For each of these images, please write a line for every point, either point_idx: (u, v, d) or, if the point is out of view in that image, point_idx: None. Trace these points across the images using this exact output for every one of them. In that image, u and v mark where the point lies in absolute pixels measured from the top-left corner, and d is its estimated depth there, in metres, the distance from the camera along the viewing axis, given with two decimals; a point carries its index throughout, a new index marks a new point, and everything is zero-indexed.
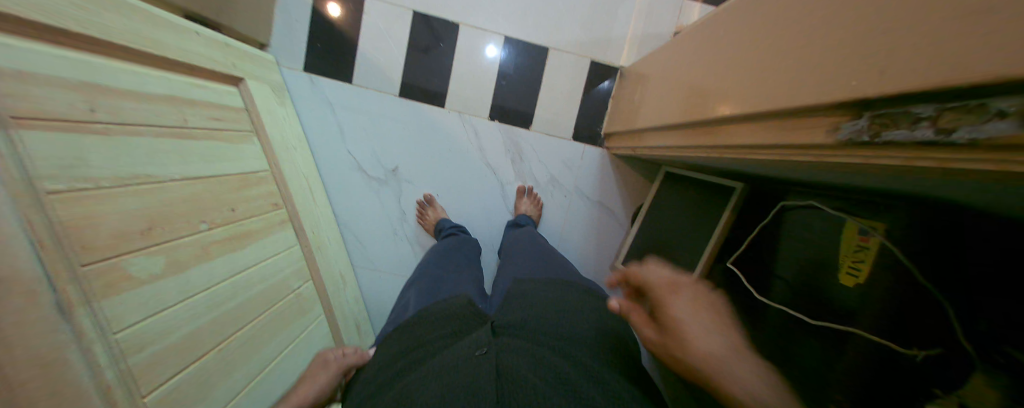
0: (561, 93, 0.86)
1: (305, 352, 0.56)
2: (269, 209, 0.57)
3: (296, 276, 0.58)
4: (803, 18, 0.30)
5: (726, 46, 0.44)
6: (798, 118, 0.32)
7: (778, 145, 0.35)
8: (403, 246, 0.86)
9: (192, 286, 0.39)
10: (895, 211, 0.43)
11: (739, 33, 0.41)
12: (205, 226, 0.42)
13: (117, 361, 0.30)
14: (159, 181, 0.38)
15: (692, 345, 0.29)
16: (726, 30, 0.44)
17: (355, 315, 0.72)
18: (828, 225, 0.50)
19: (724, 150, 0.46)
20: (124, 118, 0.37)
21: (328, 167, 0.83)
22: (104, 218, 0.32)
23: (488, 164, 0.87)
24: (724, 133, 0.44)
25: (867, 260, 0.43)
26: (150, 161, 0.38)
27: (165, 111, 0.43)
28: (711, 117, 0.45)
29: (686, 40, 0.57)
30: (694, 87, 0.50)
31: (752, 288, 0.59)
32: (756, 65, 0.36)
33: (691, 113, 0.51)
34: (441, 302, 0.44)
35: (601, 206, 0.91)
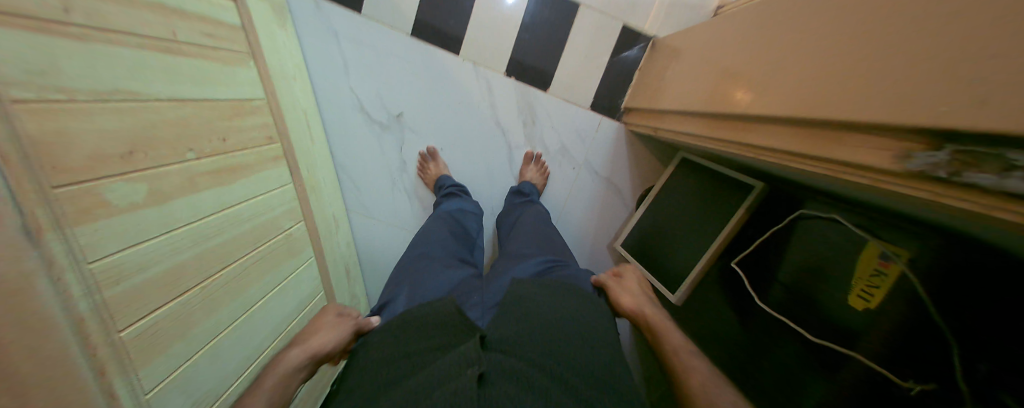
0: (586, 56, 0.78)
1: (295, 290, 0.58)
2: (263, 142, 0.55)
3: (289, 215, 0.58)
4: (908, 9, 0.25)
5: (792, 28, 0.37)
6: (861, 133, 0.29)
7: (830, 159, 0.32)
8: (400, 197, 0.85)
9: (174, 218, 0.37)
10: (925, 241, 0.44)
11: (813, 15, 0.35)
12: (193, 155, 0.40)
13: (90, 293, 0.29)
14: (142, 101, 0.35)
15: (626, 295, 0.52)
16: (798, 4, 0.37)
17: (344, 258, 0.74)
18: (847, 243, 0.51)
19: (762, 151, 0.42)
20: (105, 23, 0.33)
21: (329, 104, 0.79)
22: (84, 137, 0.29)
23: (498, 123, 0.82)
24: (767, 132, 0.40)
25: (882, 286, 0.46)
26: (132, 77, 0.35)
27: (152, 20, 0.38)
28: (755, 112, 0.40)
29: (741, 12, 0.49)
30: (744, 71, 0.44)
31: (754, 292, 0.63)
32: (830, 60, 0.31)
33: (732, 101, 0.45)
34: (425, 306, 0.46)
35: (609, 184, 0.87)
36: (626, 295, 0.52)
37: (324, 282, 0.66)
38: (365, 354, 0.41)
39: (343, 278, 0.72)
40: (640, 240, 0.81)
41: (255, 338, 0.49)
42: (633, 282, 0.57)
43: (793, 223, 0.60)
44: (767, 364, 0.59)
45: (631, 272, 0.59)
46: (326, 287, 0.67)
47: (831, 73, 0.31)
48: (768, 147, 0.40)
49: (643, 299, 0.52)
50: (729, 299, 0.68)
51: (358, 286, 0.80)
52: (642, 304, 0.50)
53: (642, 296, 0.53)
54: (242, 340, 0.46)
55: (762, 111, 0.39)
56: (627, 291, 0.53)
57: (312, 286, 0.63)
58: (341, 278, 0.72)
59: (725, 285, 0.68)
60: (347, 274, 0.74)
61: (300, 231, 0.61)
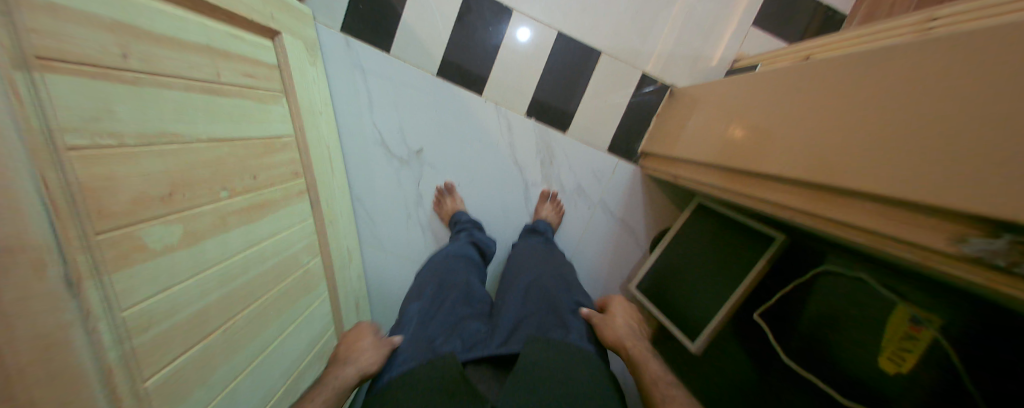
0: (604, 101, 0.80)
1: (307, 332, 0.55)
2: (289, 178, 0.55)
3: (307, 251, 0.57)
4: (955, 93, 0.26)
5: (822, 98, 0.38)
6: (904, 213, 0.29)
7: (869, 229, 0.33)
8: (415, 231, 0.84)
9: (206, 258, 0.36)
10: (958, 307, 0.42)
11: (845, 87, 0.36)
12: (226, 194, 0.40)
13: (121, 341, 0.27)
14: (185, 142, 0.36)
15: (615, 339, 0.48)
16: (822, 76, 0.39)
17: (356, 292, 0.72)
18: (874, 302, 0.49)
19: (795, 212, 0.42)
20: (155, 67, 0.34)
21: (349, 136, 0.80)
22: (128, 179, 0.29)
23: (515, 162, 0.84)
24: (802, 194, 0.40)
25: (914, 350, 0.44)
26: (178, 118, 0.36)
27: (201, 62, 0.40)
28: (788, 173, 0.40)
29: (763, 75, 0.51)
30: (771, 130, 0.45)
31: (780, 348, 0.60)
32: (867, 132, 0.32)
33: (759, 158, 0.46)
34: (428, 366, 0.43)
35: (623, 223, 0.87)
36: (615, 338, 0.49)
37: (334, 320, 0.64)
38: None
39: (353, 314, 0.69)
40: (657, 282, 0.79)
41: (268, 387, 0.45)
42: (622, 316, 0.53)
43: (816, 278, 0.58)
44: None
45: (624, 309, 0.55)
46: (336, 324, 0.64)
47: (869, 146, 0.31)
48: (803, 209, 0.40)
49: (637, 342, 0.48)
50: (751, 355, 0.66)
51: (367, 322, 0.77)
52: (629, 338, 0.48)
53: (629, 328, 0.51)
54: (258, 386, 0.44)
55: (795, 174, 0.39)
56: (617, 329, 0.50)
57: (325, 325, 0.61)
58: (351, 314, 0.69)
59: (742, 335, 0.68)
60: (356, 309, 0.71)
61: (315, 266, 0.60)
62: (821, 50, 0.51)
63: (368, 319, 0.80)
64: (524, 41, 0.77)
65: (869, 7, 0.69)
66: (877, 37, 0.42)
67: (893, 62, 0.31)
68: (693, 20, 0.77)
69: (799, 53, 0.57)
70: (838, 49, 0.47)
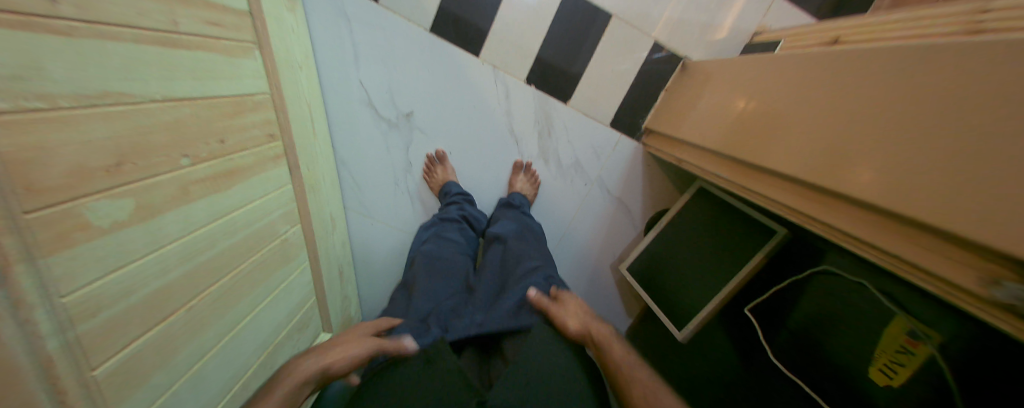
0: (612, 71, 0.73)
1: (284, 301, 0.59)
2: (264, 140, 0.54)
3: (284, 220, 0.59)
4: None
5: (874, 104, 0.34)
6: (932, 244, 0.30)
7: (889, 253, 0.33)
8: (403, 199, 0.83)
9: (163, 235, 0.36)
10: (960, 324, 0.40)
11: (911, 97, 0.31)
12: (187, 161, 0.39)
13: (61, 331, 0.28)
14: (137, 103, 0.34)
15: (569, 326, 0.53)
16: (875, 78, 0.35)
17: (339, 259, 0.77)
18: (872, 311, 0.47)
19: (806, 218, 0.41)
20: (96, 14, 0.30)
21: (335, 94, 0.76)
22: (72, 150, 0.28)
23: (512, 132, 0.79)
24: (817, 203, 0.40)
25: (906, 364, 0.43)
26: (127, 76, 0.33)
27: (153, 8, 0.36)
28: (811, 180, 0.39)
29: (803, 60, 0.45)
30: (803, 129, 0.41)
31: (765, 343, 0.60)
32: (926, 155, 0.29)
33: (780, 160, 0.43)
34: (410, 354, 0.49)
35: (620, 203, 0.84)
36: (568, 325, 0.53)
37: (315, 286, 0.69)
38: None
39: (336, 278, 0.75)
40: (648, 267, 0.79)
41: (240, 359, 0.49)
42: (569, 296, 0.58)
43: (814, 277, 0.56)
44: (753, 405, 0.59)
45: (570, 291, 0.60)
46: (316, 291, 0.69)
47: (928, 176, 0.29)
48: (815, 218, 0.40)
49: (599, 326, 0.53)
50: (737, 347, 0.66)
51: (351, 287, 0.83)
52: (592, 326, 0.53)
53: (585, 315, 0.55)
54: (224, 364, 0.46)
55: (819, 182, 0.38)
56: (570, 312, 0.54)
57: (303, 294, 0.65)
58: (334, 279, 0.75)
59: (730, 327, 0.68)
60: (339, 275, 0.77)
61: (295, 235, 0.62)
62: (847, 38, 0.46)
63: (353, 284, 0.85)
64: None
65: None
66: (917, 30, 0.36)
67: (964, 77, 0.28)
68: None
69: (828, 34, 0.50)
70: (871, 37, 0.41)
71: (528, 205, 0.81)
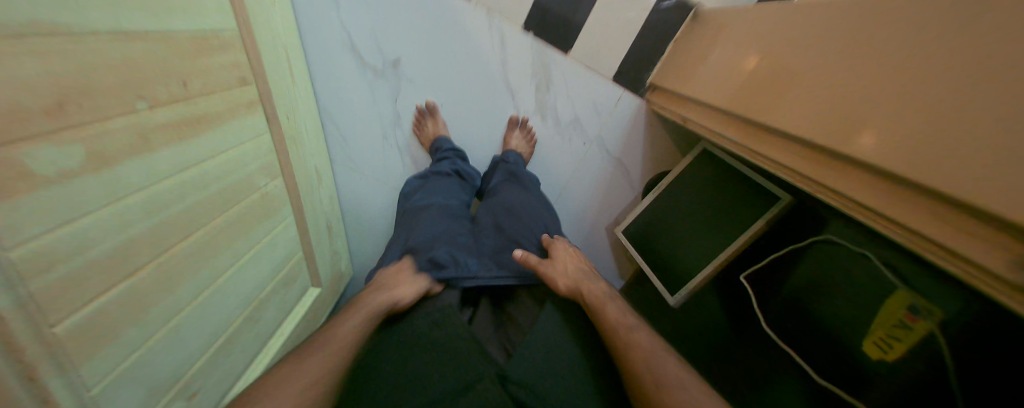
0: (622, 16, 0.65)
1: (269, 254, 0.61)
2: (233, 85, 0.50)
3: (263, 173, 0.58)
4: None
5: (906, 57, 0.30)
6: (952, 217, 0.27)
7: (902, 226, 0.31)
8: (392, 154, 0.81)
9: (122, 185, 0.35)
10: (964, 299, 0.37)
11: (951, 49, 0.27)
12: (144, 104, 0.36)
13: (14, 289, 0.27)
14: (76, 35, 0.30)
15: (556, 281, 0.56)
16: (915, 21, 0.30)
17: (327, 213, 0.79)
18: (874, 285, 0.45)
19: (818, 186, 0.39)
20: None
21: (314, 36, 0.69)
22: (10, 90, 0.25)
23: (507, 84, 0.73)
24: (829, 171, 0.37)
25: (905, 339, 0.41)
26: (62, 6, 0.28)
27: None
28: (828, 143, 0.35)
29: (830, 3, 0.39)
30: (831, 83, 0.36)
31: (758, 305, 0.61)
32: (954, 122, 0.26)
33: (796, 121, 0.39)
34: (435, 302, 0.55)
35: (618, 165, 0.81)
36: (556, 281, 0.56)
37: (302, 240, 0.71)
38: (376, 361, 0.46)
39: (323, 233, 0.78)
40: (645, 230, 0.78)
41: (226, 310, 0.52)
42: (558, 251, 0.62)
43: (815, 246, 0.55)
44: (744, 363, 0.62)
45: (558, 246, 0.63)
46: (304, 245, 0.71)
47: (956, 142, 0.25)
48: (829, 186, 0.37)
49: (586, 282, 0.57)
50: (729, 308, 0.67)
51: (340, 241, 0.87)
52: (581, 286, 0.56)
53: (580, 275, 0.58)
54: (204, 319, 0.48)
55: (837, 147, 0.35)
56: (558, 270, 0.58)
57: (289, 247, 0.67)
58: (322, 231, 0.78)
59: (723, 289, 0.69)
60: (328, 229, 0.80)
61: (276, 189, 0.62)
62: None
63: (342, 238, 0.88)
64: None
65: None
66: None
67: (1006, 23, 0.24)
68: None
69: None
70: None
71: (523, 163, 0.78)
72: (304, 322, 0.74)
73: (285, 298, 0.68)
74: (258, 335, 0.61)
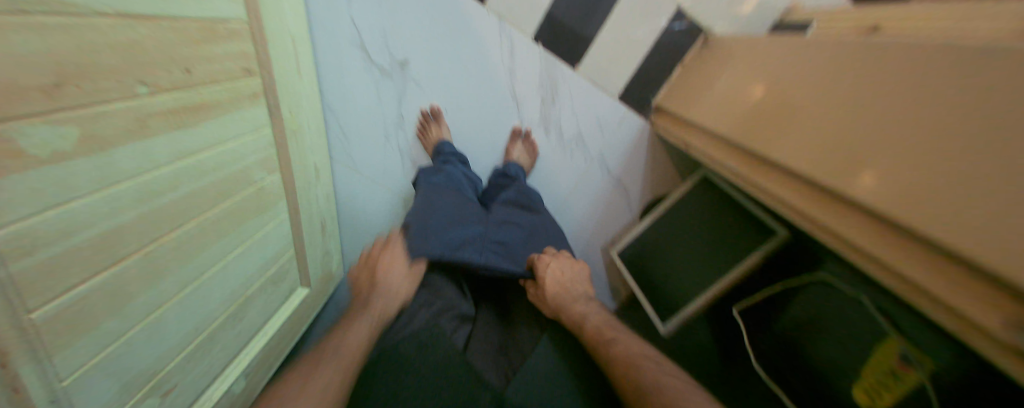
0: (631, 37, 0.67)
1: (259, 249, 0.60)
2: (237, 75, 0.49)
3: (261, 166, 0.57)
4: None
5: (909, 105, 0.30)
6: (945, 270, 0.27)
7: (900, 274, 0.30)
8: (393, 155, 0.81)
9: (113, 171, 0.34)
10: (959, 353, 0.37)
11: (951, 101, 0.27)
12: (144, 89, 0.36)
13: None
14: (80, 14, 0.29)
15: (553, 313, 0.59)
16: (916, 67, 0.30)
17: (322, 212, 0.78)
18: (865, 329, 0.45)
19: (817, 227, 0.39)
20: None
21: (324, 33, 0.69)
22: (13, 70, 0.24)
23: (514, 94, 0.74)
24: (823, 211, 0.38)
25: (893, 388, 0.41)
26: None
27: None
28: (826, 184, 0.36)
29: (838, 44, 0.40)
30: (832, 124, 0.37)
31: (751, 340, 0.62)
32: (945, 170, 0.26)
33: (798, 159, 0.40)
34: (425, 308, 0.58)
35: (617, 183, 0.81)
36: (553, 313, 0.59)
37: (295, 238, 0.70)
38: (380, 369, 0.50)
39: (316, 232, 0.76)
40: (642, 251, 0.78)
41: (208, 304, 0.50)
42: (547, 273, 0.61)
43: (810, 284, 0.56)
44: (737, 395, 0.63)
45: (547, 270, 0.61)
46: (296, 243, 0.70)
47: (956, 197, 0.25)
48: (827, 226, 0.37)
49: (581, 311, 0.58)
50: (725, 339, 0.70)
51: (334, 241, 0.86)
52: (565, 307, 0.58)
53: (565, 293, 0.60)
54: (187, 312, 0.47)
55: (834, 188, 0.35)
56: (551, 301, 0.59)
57: (280, 244, 0.66)
58: (316, 231, 0.77)
59: (722, 319, 0.71)
60: (322, 228, 0.79)
61: (272, 184, 0.61)
62: (888, 26, 0.43)
63: (337, 239, 0.87)
64: None
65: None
66: (970, 26, 0.33)
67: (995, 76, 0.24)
68: None
69: (866, 20, 0.47)
70: (906, 31, 0.39)
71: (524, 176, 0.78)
72: (288, 323, 0.72)
73: (272, 297, 0.66)
74: (241, 333, 0.59)
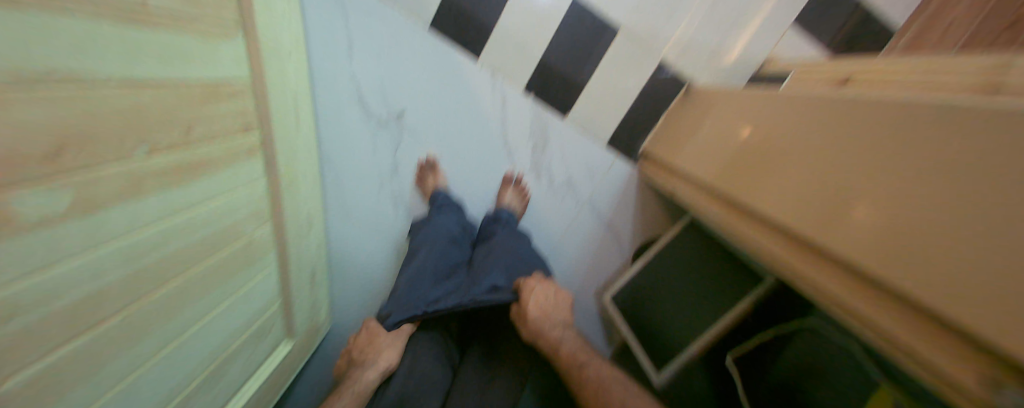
0: (614, 92, 0.73)
1: (245, 302, 0.57)
2: (237, 132, 0.51)
3: (252, 218, 0.57)
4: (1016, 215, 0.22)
5: (877, 167, 0.32)
6: (921, 326, 0.28)
7: (874, 326, 0.31)
8: (386, 201, 0.81)
9: (104, 231, 0.33)
10: None
11: (916, 164, 0.29)
12: (143, 151, 0.36)
13: None
14: (82, 83, 0.30)
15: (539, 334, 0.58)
16: (876, 131, 0.34)
17: (313, 260, 0.76)
18: (857, 377, 0.45)
19: (796, 276, 0.41)
20: None
21: (324, 89, 0.73)
22: (19, 139, 0.25)
23: (505, 144, 0.77)
24: (805, 263, 0.39)
25: None
26: (77, 54, 0.29)
27: None
28: (807, 235, 0.38)
29: (806, 101, 0.44)
30: (810, 177, 0.39)
31: (744, 392, 0.59)
32: (926, 234, 0.27)
33: (781, 210, 0.42)
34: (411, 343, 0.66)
35: (608, 226, 0.82)
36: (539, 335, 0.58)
37: (282, 288, 0.67)
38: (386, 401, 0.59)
39: (306, 281, 0.74)
40: (633, 294, 0.77)
41: (184, 365, 0.47)
42: (532, 294, 0.60)
43: (796, 332, 0.57)
44: None
45: (530, 292, 0.60)
46: (283, 294, 0.68)
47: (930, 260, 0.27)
48: (807, 277, 0.39)
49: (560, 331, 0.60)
50: (719, 392, 0.65)
51: (323, 289, 0.82)
52: (544, 331, 0.58)
53: (545, 315, 0.60)
54: (162, 375, 0.44)
55: (816, 239, 0.37)
56: (540, 325, 0.58)
57: (268, 296, 0.63)
58: (305, 280, 0.74)
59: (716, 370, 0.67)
60: (312, 277, 0.76)
61: (262, 235, 0.60)
62: (864, 76, 0.48)
63: (326, 286, 0.84)
64: None
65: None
66: (945, 73, 0.37)
67: (954, 148, 0.27)
68: (732, 13, 0.69)
69: (841, 73, 0.53)
70: (881, 82, 0.44)
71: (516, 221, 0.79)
72: (268, 383, 0.67)
73: (254, 354, 0.62)
74: (216, 397, 0.55)
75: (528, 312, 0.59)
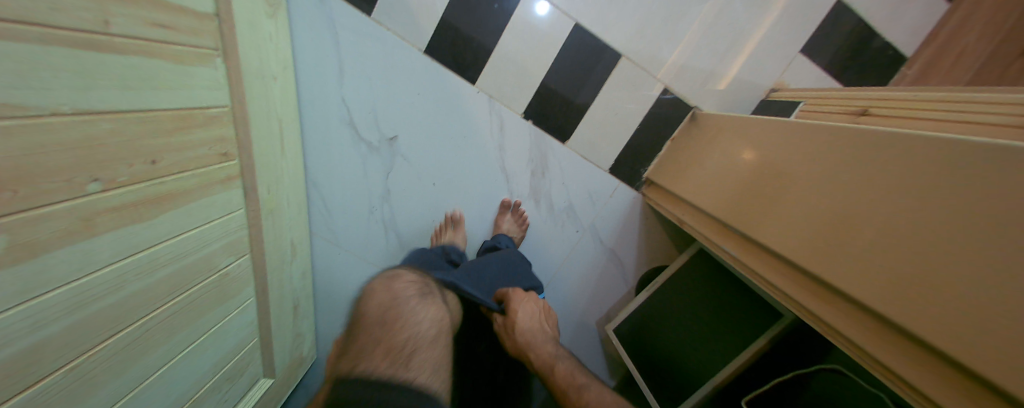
0: (617, 115, 0.71)
1: (216, 343, 0.51)
2: (213, 161, 0.46)
3: (228, 250, 0.51)
4: None
5: (919, 214, 0.29)
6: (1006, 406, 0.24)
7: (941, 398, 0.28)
8: (377, 227, 0.76)
9: (44, 279, 0.29)
10: None
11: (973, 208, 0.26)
12: (97, 186, 0.32)
13: None
14: (29, 117, 0.26)
15: (522, 345, 0.53)
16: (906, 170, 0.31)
17: (295, 291, 0.70)
18: None
19: (829, 329, 0.37)
20: None
21: (312, 112, 0.69)
22: None
23: (502, 168, 0.74)
24: (837, 312, 0.36)
25: None
26: (17, 84, 0.25)
27: (81, 5, 0.29)
28: (835, 283, 0.34)
29: (817, 132, 0.41)
30: (833, 218, 0.36)
31: None
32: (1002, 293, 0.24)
33: (801, 251, 0.38)
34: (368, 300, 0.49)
35: (611, 254, 0.79)
36: (523, 345, 0.53)
37: (261, 324, 0.61)
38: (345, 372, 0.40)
39: (287, 315, 0.67)
40: (638, 327, 0.72)
41: None
42: (522, 300, 0.56)
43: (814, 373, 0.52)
44: None
45: (520, 299, 0.56)
46: (262, 330, 0.61)
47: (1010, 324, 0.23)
48: (842, 331, 0.35)
49: (551, 345, 0.54)
50: None
51: (307, 321, 0.75)
52: (534, 343, 0.52)
53: (536, 329, 0.55)
54: None
55: (846, 289, 0.33)
56: (528, 333, 0.53)
57: (243, 334, 0.57)
58: (287, 314, 0.68)
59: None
60: (294, 310, 0.70)
61: (240, 269, 0.54)
62: (879, 111, 0.46)
63: (310, 318, 0.77)
64: (543, 16, 0.65)
65: (929, 58, 0.64)
66: (973, 109, 0.34)
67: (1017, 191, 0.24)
68: (732, 40, 0.68)
69: (854, 104, 0.51)
70: (901, 116, 0.42)
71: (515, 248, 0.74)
72: None
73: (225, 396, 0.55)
74: None
75: (518, 323, 0.53)
